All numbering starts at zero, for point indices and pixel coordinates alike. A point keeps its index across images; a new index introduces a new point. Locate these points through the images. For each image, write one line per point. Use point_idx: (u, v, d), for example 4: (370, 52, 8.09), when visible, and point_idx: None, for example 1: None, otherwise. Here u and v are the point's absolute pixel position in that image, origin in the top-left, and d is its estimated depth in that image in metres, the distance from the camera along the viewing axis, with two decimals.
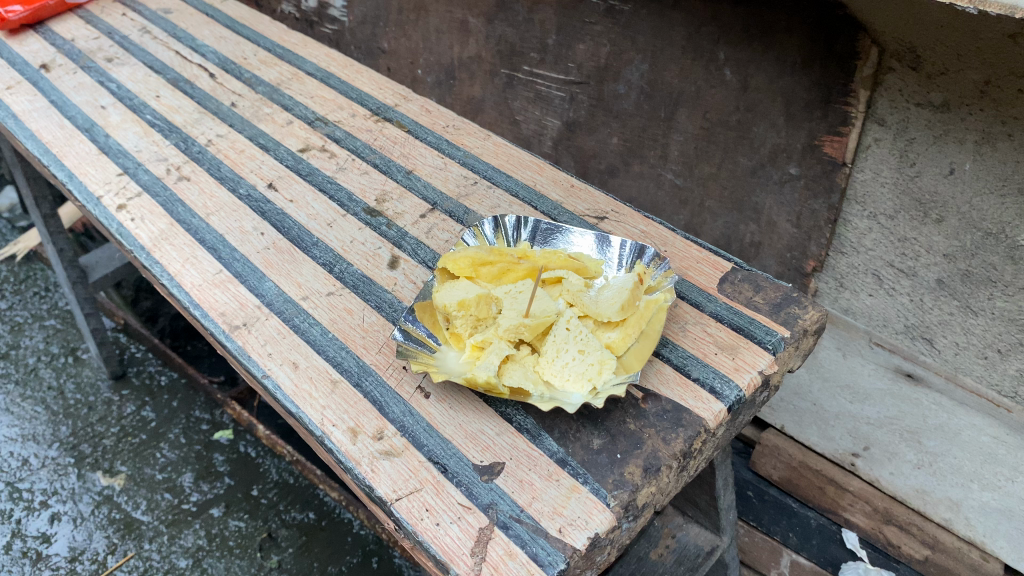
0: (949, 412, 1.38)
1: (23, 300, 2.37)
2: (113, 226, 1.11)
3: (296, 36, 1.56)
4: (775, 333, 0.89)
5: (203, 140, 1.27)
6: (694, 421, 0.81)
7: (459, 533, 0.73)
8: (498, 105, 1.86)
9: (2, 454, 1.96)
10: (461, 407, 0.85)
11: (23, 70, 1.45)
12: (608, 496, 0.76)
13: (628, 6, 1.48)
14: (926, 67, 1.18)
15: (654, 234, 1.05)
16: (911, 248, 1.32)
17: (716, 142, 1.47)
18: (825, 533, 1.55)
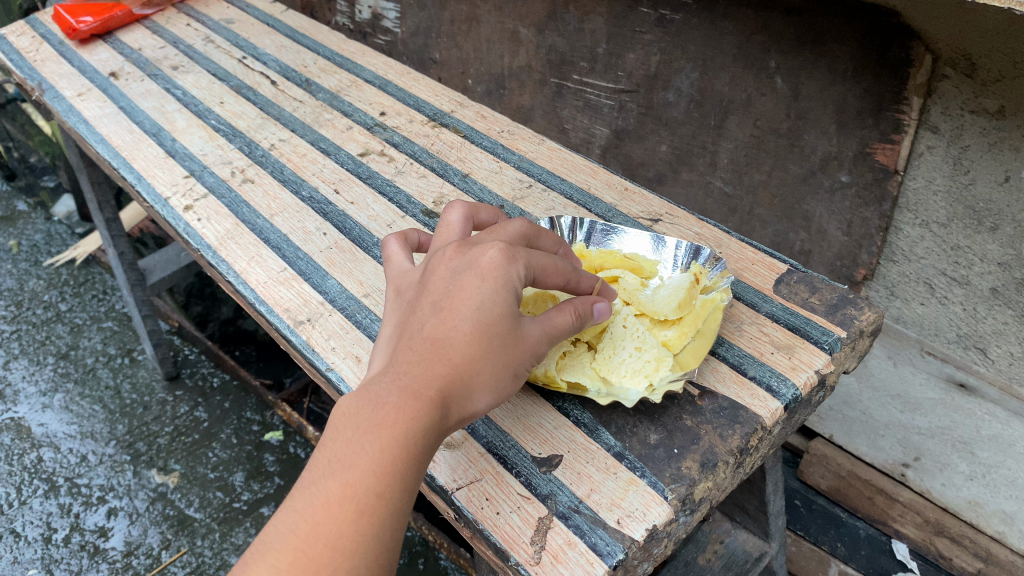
0: (1003, 422, 1.37)
1: (82, 303, 2.45)
2: (181, 226, 1.15)
3: (354, 45, 1.60)
4: (831, 333, 0.90)
5: (266, 145, 1.32)
6: (751, 418, 0.82)
7: (519, 522, 0.75)
8: (547, 114, 1.89)
9: (62, 450, 2.02)
10: (519, 400, 0.87)
11: (93, 78, 1.51)
12: (665, 489, 0.77)
13: (679, 15, 1.50)
14: (981, 74, 1.17)
15: (709, 236, 1.06)
16: (965, 256, 1.31)
17: (767, 150, 1.47)
18: (874, 544, 1.54)
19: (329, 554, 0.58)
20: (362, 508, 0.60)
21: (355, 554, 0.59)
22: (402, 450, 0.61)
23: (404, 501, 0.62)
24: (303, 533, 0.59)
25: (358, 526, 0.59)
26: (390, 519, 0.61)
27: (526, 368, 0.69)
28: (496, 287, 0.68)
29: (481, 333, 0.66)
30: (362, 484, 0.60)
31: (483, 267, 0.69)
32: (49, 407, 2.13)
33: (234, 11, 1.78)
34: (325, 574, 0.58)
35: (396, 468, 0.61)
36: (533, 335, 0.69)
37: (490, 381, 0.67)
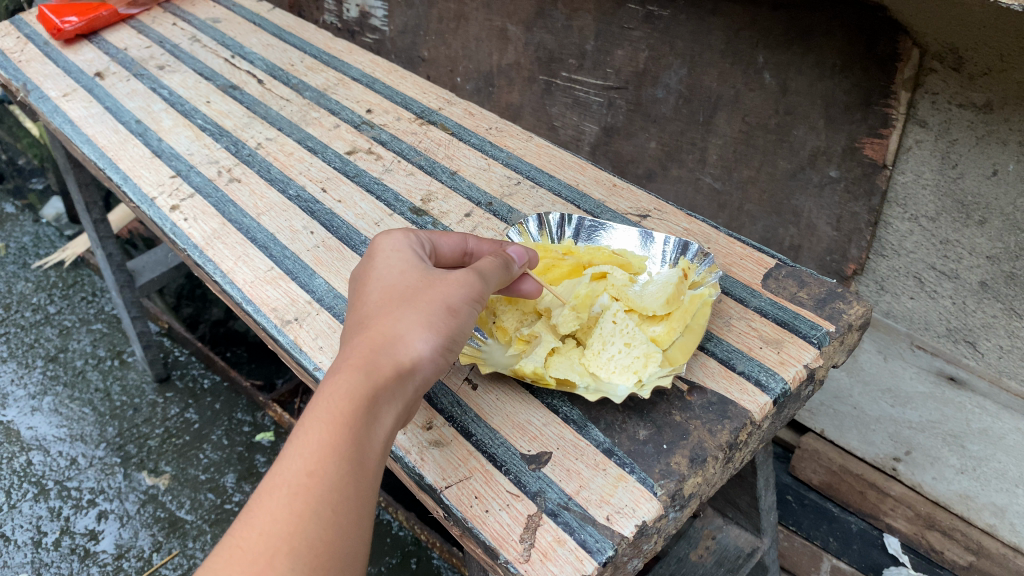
0: (993, 416, 1.37)
1: (71, 305, 2.44)
2: (167, 226, 1.14)
3: (341, 43, 1.59)
4: (819, 327, 0.90)
5: (253, 144, 1.31)
6: (740, 413, 0.82)
7: (508, 520, 0.75)
8: (536, 111, 1.88)
9: (52, 453, 2.01)
10: (509, 398, 0.86)
11: (78, 78, 1.50)
12: (654, 485, 0.77)
13: (666, 11, 1.49)
14: (968, 67, 1.17)
15: (697, 231, 1.06)
16: (953, 250, 1.31)
17: (756, 145, 1.47)
18: (866, 538, 1.54)
19: (267, 540, 0.55)
20: (295, 486, 0.58)
21: (295, 531, 0.56)
22: (327, 419, 0.61)
23: (343, 468, 0.60)
24: (237, 530, 0.56)
25: (293, 504, 0.57)
26: (330, 487, 0.59)
27: (456, 302, 0.72)
28: (395, 262, 0.76)
29: (392, 299, 0.71)
30: (290, 466, 0.59)
31: (387, 256, 0.77)
32: (39, 410, 2.12)
33: (221, 10, 1.77)
34: (264, 556, 0.54)
35: (323, 438, 0.60)
36: (452, 281, 0.73)
37: (414, 326, 0.69)
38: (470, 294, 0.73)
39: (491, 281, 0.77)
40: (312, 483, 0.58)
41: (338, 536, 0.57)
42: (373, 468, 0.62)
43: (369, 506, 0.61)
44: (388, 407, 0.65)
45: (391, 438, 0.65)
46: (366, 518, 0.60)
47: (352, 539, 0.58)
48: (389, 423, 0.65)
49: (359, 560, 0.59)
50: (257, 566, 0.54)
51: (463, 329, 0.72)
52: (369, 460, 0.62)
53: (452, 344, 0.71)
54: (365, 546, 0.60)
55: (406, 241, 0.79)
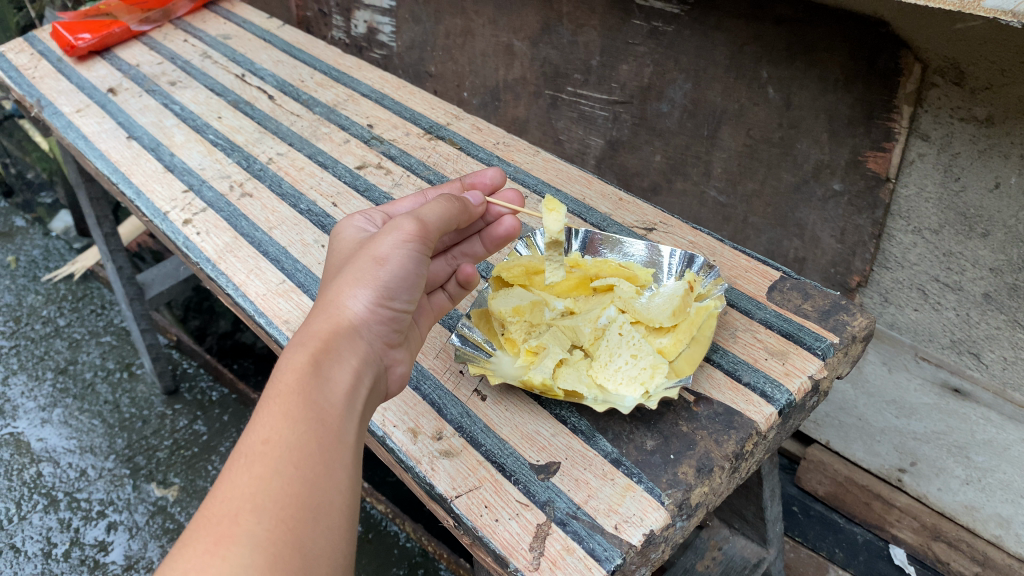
0: (997, 426, 1.38)
1: (80, 318, 2.46)
2: (180, 240, 1.16)
3: (350, 60, 1.62)
4: (824, 339, 0.91)
5: (264, 159, 1.33)
6: (746, 423, 0.83)
7: (518, 529, 0.76)
8: (542, 125, 1.91)
9: (61, 465, 2.02)
10: (518, 409, 0.88)
11: (91, 94, 1.53)
12: (662, 494, 0.78)
13: (671, 27, 1.51)
14: (970, 82, 1.18)
15: (702, 244, 1.08)
16: (957, 262, 1.32)
17: (760, 159, 1.49)
18: (872, 550, 1.54)
19: (229, 504, 0.52)
20: (252, 453, 0.55)
21: (258, 490, 0.53)
22: (274, 390, 0.60)
23: (299, 427, 0.58)
24: (200, 510, 0.53)
25: (251, 470, 0.54)
26: (289, 445, 0.56)
27: (383, 249, 0.74)
28: (341, 245, 0.81)
29: (332, 276, 0.75)
30: (247, 439, 0.56)
31: (336, 242, 0.82)
32: (48, 422, 2.13)
33: (231, 26, 1.79)
34: (227, 519, 0.51)
35: (272, 406, 0.58)
36: (381, 235, 0.76)
37: (347, 288, 0.71)
38: (400, 234, 0.75)
39: (432, 220, 0.79)
40: (269, 447, 0.56)
41: (307, 488, 0.55)
42: (334, 423, 0.60)
43: (339, 457, 0.59)
44: (337, 365, 0.65)
45: (349, 394, 0.64)
46: (337, 468, 0.58)
47: (323, 489, 0.56)
48: (342, 379, 0.64)
49: (338, 508, 0.56)
50: (222, 529, 0.51)
51: (400, 272, 0.75)
52: (328, 414, 0.60)
53: (393, 291, 0.74)
54: (343, 498, 0.57)
55: (355, 222, 0.84)
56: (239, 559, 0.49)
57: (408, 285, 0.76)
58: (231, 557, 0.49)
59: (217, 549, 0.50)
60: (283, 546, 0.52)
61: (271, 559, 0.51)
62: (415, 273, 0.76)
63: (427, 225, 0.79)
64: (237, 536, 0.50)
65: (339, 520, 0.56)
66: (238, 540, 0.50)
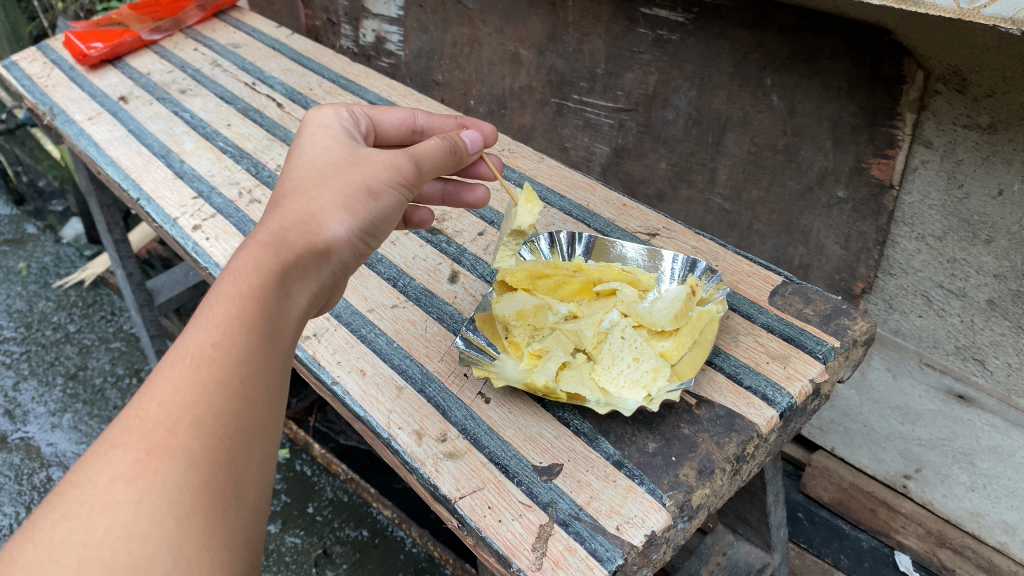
0: (1002, 433, 1.38)
1: (90, 324, 2.48)
2: (189, 245, 1.18)
3: (358, 68, 1.64)
4: (825, 342, 0.92)
5: (273, 165, 1.35)
6: (747, 426, 0.84)
7: (521, 529, 0.77)
8: (548, 133, 1.92)
9: (71, 469, 2.04)
10: (521, 411, 0.89)
11: (103, 102, 1.55)
12: (663, 496, 0.79)
13: (676, 35, 1.52)
14: (973, 89, 1.19)
15: (705, 249, 1.09)
16: (961, 269, 1.33)
17: (765, 166, 1.50)
18: (877, 556, 1.54)
19: (168, 408, 0.48)
20: (199, 357, 0.51)
21: (200, 400, 0.49)
22: (228, 292, 0.56)
23: (251, 338, 0.54)
24: (129, 408, 0.48)
25: (195, 375, 0.50)
26: (237, 356, 0.52)
27: (377, 185, 0.75)
28: (319, 154, 0.79)
29: (312, 186, 0.73)
30: (192, 339, 0.52)
31: (312, 150, 0.80)
32: (58, 427, 2.15)
33: (240, 35, 1.82)
34: (163, 426, 0.47)
35: (225, 309, 0.54)
36: (374, 166, 0.77)
37: (332, 209, 0.71)
38: (395, 174, 0.77)
39: (427, 170, 0.82)
40: (218, 352, 0.52)
41: (249, 408, 0.51)
42: (284, 343, 0.57)
43: (279, 382, 0.55)
44: (302, 283, 0.63)
45: (301, 318, 0.62)
46: (275, 394, 0.54)
47: (261, 413, 0.53)
48: (300, 301, 0.62)
49: (270, 436, 0.53)
50: (156, 437, 0.46)
51: (387, 213, 0.76)
52: (280, 331, 0.57)
53: (373, 226, 0.74)
54: (275, 424, 0.54)
55: (329, 134, 0.83)
56: (174, 474, 0.46)
57: (386, 223, 0.77)
58: (164, 471, 0.45)
59: (149, 459, 0.45)
60: (219, 466, 0.48)
61: (206, 477, 0.47)
62: (392, 212, 0.78)
63: (420, 172, 0.81)
64: (174, 448, 0.46)
65: (268, 449, 0.53)
66: (173, 453, 0.46)
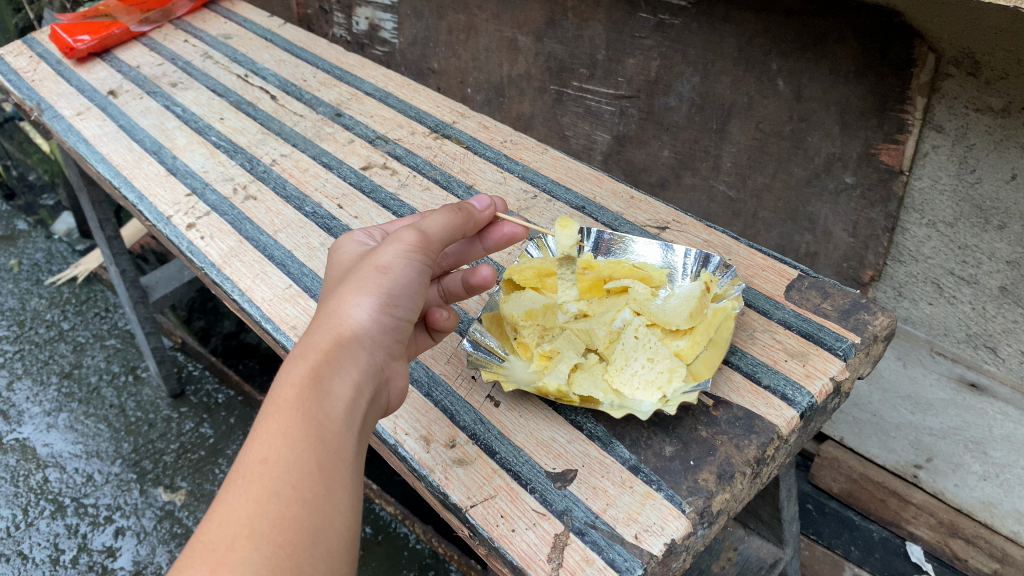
0: (1016, 422, 1.35)
1: (85, 321, 2.45)
2: (184, 244, 1.14)
3: (353, 58, 1.59)
4: (844, 339, 0.89)
5: (268, 160, 1.31)
6: (767, 427, 0.81)
7: (536, 539, 0.74)
8: (547, 122, 1.88)
9: (68, 470, 2.01)
10: (532, 415, 0.86)
11: (91, 97, 1.51)
12: (682, 502, 0.76)
13: (678, 19, 1.49)
14: (985, 72, 1.16)
15: (717, 243, 1.06)
16: (973, 255, 1.30)
17: (770, 153, 1.46)
18: (888, 547, 1.53)
19: (227, 527, 0.51)
20: (249, 474, 0.54)
21: (255, 514, 0.51)
22: (273, 407, 0.58)
23: (297, 446, 0.56)
24: (195, 534, 0.51)
25: (248, 491, 0.52)
26: (287, 466, 0.55)
27: (386, 258, 0.73)
28: (344, 258, 0.79)
29: (333, 287, 0.73)
30: (243, 460, 0.55)
31: (335, 257, 0.80)
32: (54, 427, 2.12)
33: (231, 25, 1.77)
34: (222, 545, 0.50)
35: (270, 424, 0.57)
36: (383, 245, 0.75)
37: (348, 297, 0.70)
38: (400, 243, 0.74)
39: (435, 231, 0.77)
40: (268, 465, 0.54)
41: (306, 510, 0.53)
42: (334, 439, 0.58)
43: (339, 477, 0.57)
44: (337, 377, 0.63)
45: (350, 407, 0.62)
46: (337, 488, 0.56)
47: (323, 512, 0.54)
48: (343, 393, 0.62)
49: (339, 529, 0.55)
50: (217, 556, 0.49)
51: (405, 280, 0.73)
52: (327, 429, 0.59)
53: (396, 299, 0.72)
54: (344, 518, 0.56)
55: (355, 235, 0.83)
56: None
57: (412, 291, 0.74)
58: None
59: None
60: (280, 573, 0.50)
61: None
62: (418, 281, 0.74)
63: (431, 233, 0.77)
64: (232, 563, 0.49)
65: (338, 542, 0.55)
66: (233, 568, 0.49)
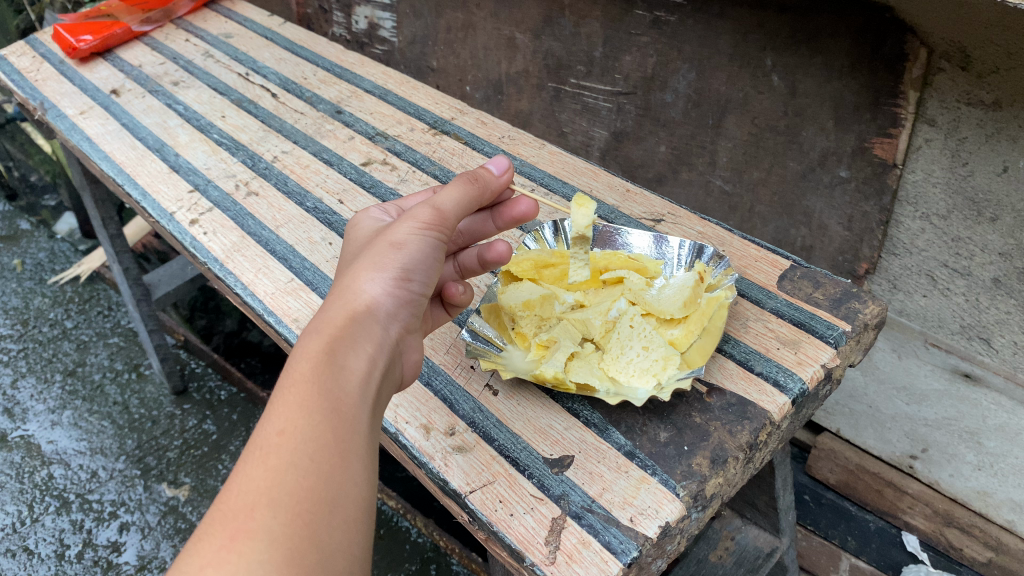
0: (1009, 412, 1.37)
1: (88, 319, 2.46)
2: (187, 240, 1.16)
3: (353, 56, 1.61)
4: (836, 327, 0.91)
5: (270, 157, 1.33)
6: (760, 413, 0.83)
7: (534, 523, 0.76)
8: (545, 118, 1.90)
9: (73, 466, 2.02)
10: (530, 402, 0.88)
11: (94, 96, 1.52)
12: (676, 486, 0.78)
13: (674, 16, 1.50)
14: (976, 66, 1.17)
15: (711, 234, 1.07)
16: (965, 248, 1.32)
17: (765, 148, 1.48)
18: (884, 537, 1.55)
19: (248, 496, 0.52)
20: (267, 446, 0.55)
21: (274, 485, 0.53)
22: (289, 381, 0.60)
23: (314, 417, 0.57)
24: (215, 504, 0.52)
25: (266, 462, 0.54)
26: (305, 435, 0.56)
27: (400, 235, 0.75)
28: (361, 235, 0.81)
29: (349, 263, 0.75)
30: (261, 431, 0.56)
31: (353, 234, 0.83)
32: (58, 424, 2.14)
33: (232, 25, 1.79)
34: (242, 514, 0.51)
35: (287, 397, 0.58)
36: (397, 222, 0.77)
37: (362, 273, 0.72)
38: (414, 219, 0.76)
39: (450, 207, 0.79)
40: (285, 436, 0.55)
41: (325, 479, 0.55)
42: (350, 412, 0.60)
43: (355, 448, 0.58)
44: (352, 351, 0.65)
45: (365, 381, 0.64)
46: (354, 459, 0.58)
47: (339, 482, 0.56)
48: (358, 366, 0.64)
49: (357, 499, 0.56)
50: (237, 525, 0.50)
51: (419, 256, 0.75)
52: (343, 402, 0.60)
53: (410, 274, 0.74)
54: (360, 489, 0.57)
55: (372, 213, 0.86)
56: (256, 556, 0.49)
57: (426, 267, 0.76)
58: (247, 554, 0.49)
59: (231, 545, 0.49)
60: (299, 542, 0.51)
61: (288, 554, 0.50)
62: (431, 258, 0.77)
63: (445, 209, 0.79)
64: (252, 532, 0.50)
65: (355, 513, 0.56)
66: (253, 536, 0.50)
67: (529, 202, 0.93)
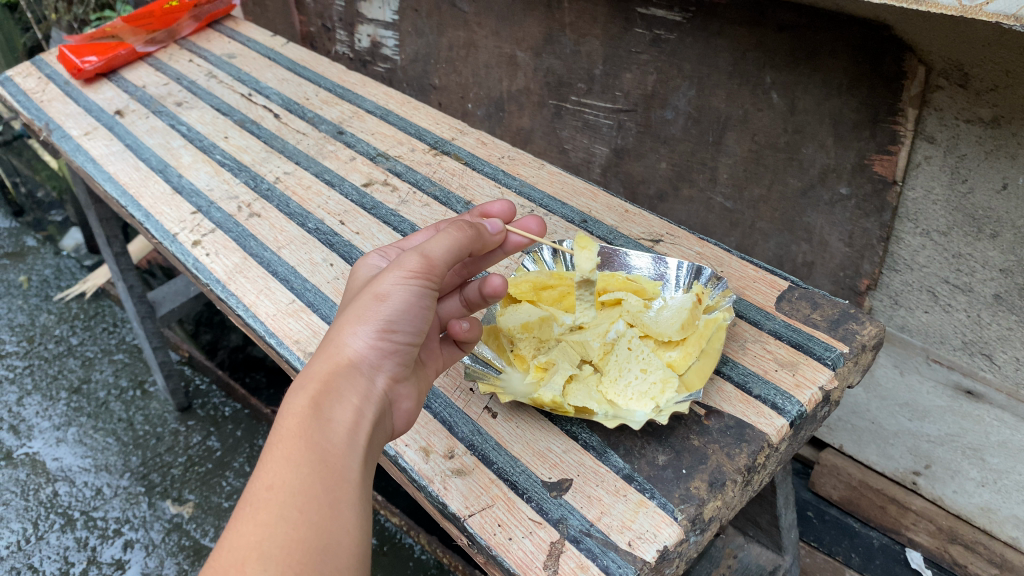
0: (1012, 428, 1.36)
1: (93, 336, 2.48)
2: (189, 261, 1.17)
3: (355, 76, 1.63)
4: (833, 348, 0.91)
5: (272, 178, 1.34)
6: (757, 436, 0.83)
7: (532, 547, 0.76)
8: (547, 135, 1.91)
9: (77, 483, 2.03)
10: (528, 425, 0.88)
11: (99, 117, 1.54)
12: (674, 510, 0.78)
13: (673, 34, 1.51)
14: (975, 84, 1.18)
15: (710, 255, 1.08)
16: (966, 264, 1.32)
17: (766, 164, 1.49)
18: (888, 553, 1.54)
19: (238, 552, 0.54)
20: (257, 502, 0.57)
21: (264, 539, 0.55)
22: (277, 437, 0.62)
23: (302, 470, 0.60)
24: (209, 561, 0.55)
25: (256, 518, 0.56)
26: (293, 490, 0.58)
27: (384, 286, 0.72)
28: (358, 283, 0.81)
29: (340, 312, 0.75)
30: (252, 489, 0.58)
31: (351, 282, 0.82)
32: (63, 441, 2.14)
33: (236, 45, 1.81)
34: (234, 569, 0.53)
35: (275, 453, 0.60)
36: (385, 271, 0.74)
37: (347, 326, 0.71)
38: (399, 269, 0.73)
39: (439, 254, 0.76)
40: (274, 492, 0.58)
41: (312, 532, 0.57)
42: (337, 464, 0.62)
43: (345, 497, 0.60)
44: (337, 404, 0.66)
45: (353, 431, 0.65)
46: (344, 508, 0.60)
47: (330, 532, 0.58)
48: (344, 419, 0.65)
49: (348, 547, 0.58)
50: None
51: (405, 306, 0.73)
52: (332, 454, 0.62)
53: (394, 325, 0.72)
54: (351, 536, 0.59)
55: (372, 260, 0.85)
56: None
57: (414, 317, 0.74)
58: None
59: None
60: None
61: None
62: (420, 306, 0.74)
63: (434, 257, 0.76)
64: None
65: (348, 559, 0.58)
66: None
67: (519, 238, 0.90)
